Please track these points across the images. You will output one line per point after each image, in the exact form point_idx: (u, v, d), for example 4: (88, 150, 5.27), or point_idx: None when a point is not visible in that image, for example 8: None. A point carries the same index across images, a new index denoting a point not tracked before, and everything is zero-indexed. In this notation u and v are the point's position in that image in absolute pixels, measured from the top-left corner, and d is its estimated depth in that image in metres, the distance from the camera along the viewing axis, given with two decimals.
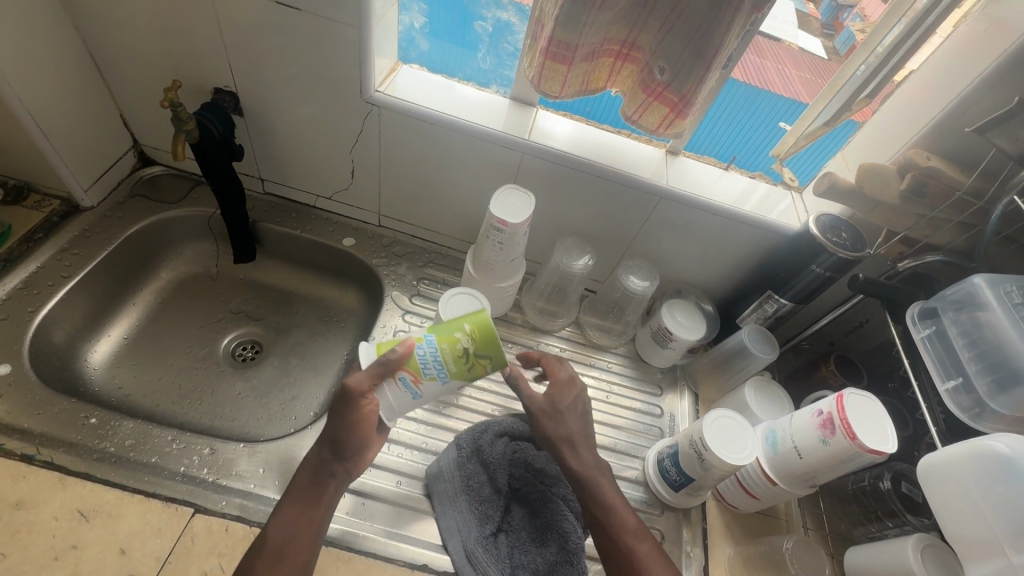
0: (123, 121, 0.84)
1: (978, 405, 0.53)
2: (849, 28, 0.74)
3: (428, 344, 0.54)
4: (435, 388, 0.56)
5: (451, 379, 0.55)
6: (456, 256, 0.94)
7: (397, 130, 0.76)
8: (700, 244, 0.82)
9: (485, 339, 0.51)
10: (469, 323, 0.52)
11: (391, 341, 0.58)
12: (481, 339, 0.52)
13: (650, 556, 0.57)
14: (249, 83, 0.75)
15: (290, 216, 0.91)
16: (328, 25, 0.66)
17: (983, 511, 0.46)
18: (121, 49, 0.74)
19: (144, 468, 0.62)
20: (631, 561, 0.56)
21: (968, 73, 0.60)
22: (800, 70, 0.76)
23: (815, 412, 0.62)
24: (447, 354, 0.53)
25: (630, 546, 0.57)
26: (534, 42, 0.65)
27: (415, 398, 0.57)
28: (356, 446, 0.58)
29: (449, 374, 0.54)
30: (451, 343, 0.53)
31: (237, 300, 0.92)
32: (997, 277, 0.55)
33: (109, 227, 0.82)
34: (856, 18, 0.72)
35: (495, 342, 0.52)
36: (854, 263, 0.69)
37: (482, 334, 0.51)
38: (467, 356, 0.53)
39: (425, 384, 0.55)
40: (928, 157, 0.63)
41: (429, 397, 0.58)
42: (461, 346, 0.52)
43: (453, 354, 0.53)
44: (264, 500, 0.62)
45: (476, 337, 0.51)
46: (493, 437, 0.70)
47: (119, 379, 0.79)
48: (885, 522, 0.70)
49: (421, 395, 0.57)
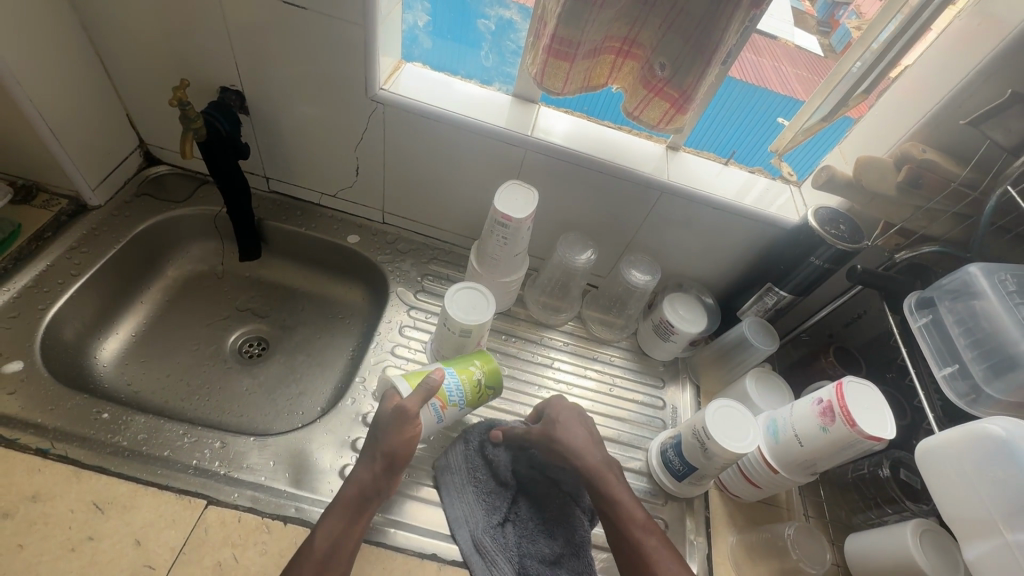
0: (130, 121, 0.85)
1: (974, 391, 0.55)
2: (846, 25, 0.76)
3: (450, 376, 0.68)
4: (452, 415, 0.68)
5: (464, 405, 0.69)
6: (459, 252, 0.95)
7: (401, 128, 0.77)
8: (701, 238, 0.83)
9: (492, 371, 0.71)
10: (479, 361, 0.71)
11: (413, 376, 0.67)
12: (489, 371, 0.71)
13: (659, 550, 0.58)
14: (255, 82, 0.76)
15: (295, 213, 0.93)
16: (333, 24, 0.67)
17: (981, 492, 0.48)
18: (129, 49, 0.75)
19: (156, 462, 0.63)
20: (640, 554, 0.58)
21: (963, 67, 0.62)
22: (796, 69, 0.76)
23: (815, 400, 0.64)
24: (467, 383, 0.68)
25: (639, 539, 0.59)
26: (537, 40, 0.66)
27: (436, 424, 0.67)
28: (385, 446, 0.60)
29: (467, 399, 0.69)
30: (469, 374, 0.69)
31: (243, 298, 0.93)
32: (992, 266, 0.56)
33: (116, 226, 0.83)
34: (851, 17, 0.75)
35: (499, 376, 0.71)
36: (852, 255, 0.70)
37: (491, 369, 0.71)
38: (480, 385, 0.70)
39: (447, 410, 0.67)
40: (924, 150, 0.65)
41: (440, 424, 0.68)
42: (476, 377, 0.69)
43: (470, 383, 0.69)
44: (275, 492, 0.64)
45: (488, 369, 0.70)
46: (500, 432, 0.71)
47: (128, 376, 0.79)
48: (884, 509, 0.71)
49: (440, 421, 0.67)
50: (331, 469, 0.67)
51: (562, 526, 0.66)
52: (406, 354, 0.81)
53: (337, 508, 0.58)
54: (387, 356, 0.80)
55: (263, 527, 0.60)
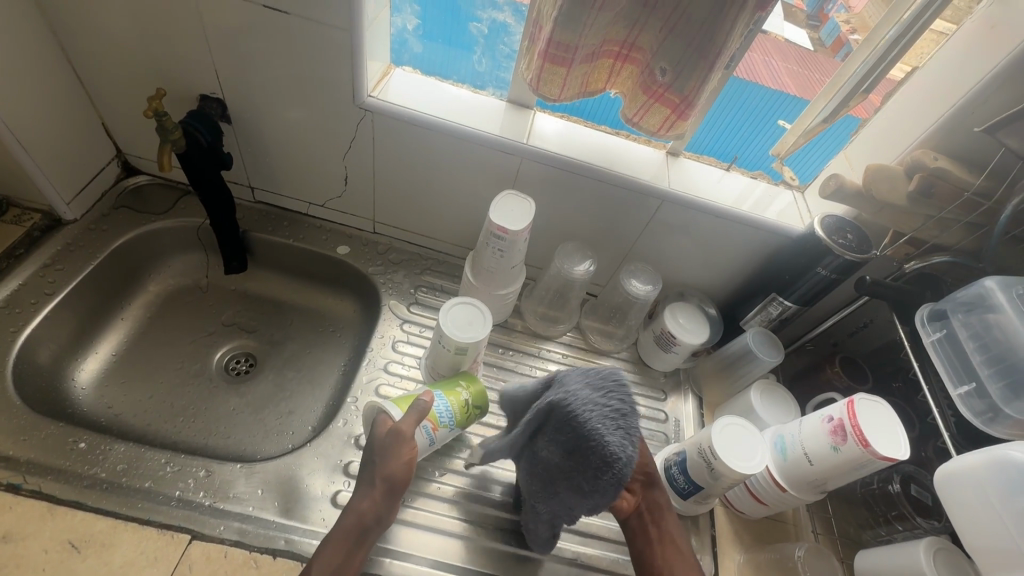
0: (106, 130, 0.81)
1: (991, 409, 0.53)
2: (833, 19, 0.71)
3: (438, 398, 0.66)
4: (442, 437, 0.66)
5: (454, 427, 0.67)
6: (454, 261, 0.92)
7: (391, 136, 0.74)
8: (702, 247, 0.80)
9: (479, 392, 0.69)
10: (466, 382, 0.69)
11: (401, 399, 0.66)
12: (476, 392, 0.69)
13: None
14: (237, 89, 0.72)
15: (282, 224, 0.89)
16: (319, 29, 0.64)
17: (1004, 519, 0.46)
18: (100, 55, 0.71)
19: (136, 494, 0.60)
20: None
21: (975, 72, 0.60)
22: (787, 64, 0.73)
23: (826, 418, 0.62)
24: (455, 405, 0.66)
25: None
26: (532, 44, 0.63)
27: (427, 446, 0.65)
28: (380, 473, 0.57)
29: (456, 421, 0.67)
30: (456, 395, 0.67)
31: (229, 313, 0.90)
32: (1009, 279, 0.55)
33: (93, 241, 0.79)
34: (840, 10, 0.70)
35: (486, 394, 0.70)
36: (860, 265, 0.68)
37: (478, 389, 0.69)
38: (468, 406, 0.68)
39: (438, 432, 0.65)
40: (936, 157, 0.63)
41: (431, 446, 0.66)
42: (464, 398, 0.67)
43: (458, 405, 0.67)
44: (263, 523, 0.61)
45: (475, 389, 0.69)
46: (609, 419, 0.53)
47: (108, 398, 0.76)
48: (895, 525, 0.70)
49: (430, 445, 0.65)
50: (323, 496, 0.64)
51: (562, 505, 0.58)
52: (399, 371, 0.78)
53: (334, 538, 0.55)
54: (380, 374, 0.77)
55: (251, 562, 0.57)
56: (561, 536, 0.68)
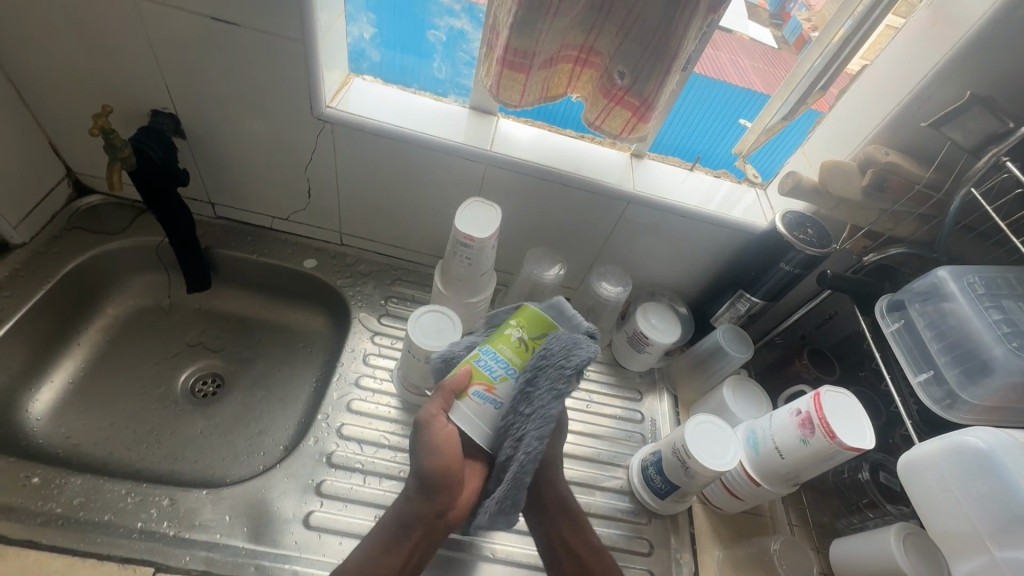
0: (54, 150, 0.78)
1: (950, 396, 0.54)
2: (795, 18, 0.72)
3: (486, 353, 0.58)
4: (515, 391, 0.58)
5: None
6: (424, 270, 0.91)
7: (352, 147, 0.73)
8: (671, 246, 0.81)
9: (532, 322, 0.59)
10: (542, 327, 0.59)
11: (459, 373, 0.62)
12: (528, 324, 0.59)
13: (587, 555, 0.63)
14: (192, 105, 0.71)
15: (246, 239, 0.87)
16: (272, 41, 0.63)
17: (964, 506, 0.48)
18: (42, 73, 0.68)
19: (96, 528, 0.58)
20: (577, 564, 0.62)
21: (919, 69, 0.62)
22: (752, 61, 0.74)
23: (794, 411, 0.63)
24: (507, 350, 0.58)
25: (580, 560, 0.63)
26: (490, 51, 0.63)
27: (496, 412, 0.57)
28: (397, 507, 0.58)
29: (516, 366, 0.57)
30: (506, 340, 0.58)
31: (194, 333, 0.87)
32: (961, 269, 0.57)
33: (43, 265, 0.76)
34: (802, 9, 0.71)
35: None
36: (820, 259, 0.70)
37: (528, 320, 0.59)
38: (525, 343, 0.58)
39: (500, 389, 0.57)
40: (886, 152, 0.65)
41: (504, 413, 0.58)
42: (515, 337, 0.58)
43: (511, 348, 0.58)
44: (231, 551, 0.59)
45: (525, 322, 0.59)
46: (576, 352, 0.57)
47: (66, 428, 0.73)
48: (866, 513, 0.72)
49: (499, 409, 0.57)
50: (294, 517, 0.63)
51: (505, 445, 0.57)
52: (371, 385, 0.76)
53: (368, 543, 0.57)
54: (352, 390, 0.76)
55: None
56: (518, 540, 0.67)
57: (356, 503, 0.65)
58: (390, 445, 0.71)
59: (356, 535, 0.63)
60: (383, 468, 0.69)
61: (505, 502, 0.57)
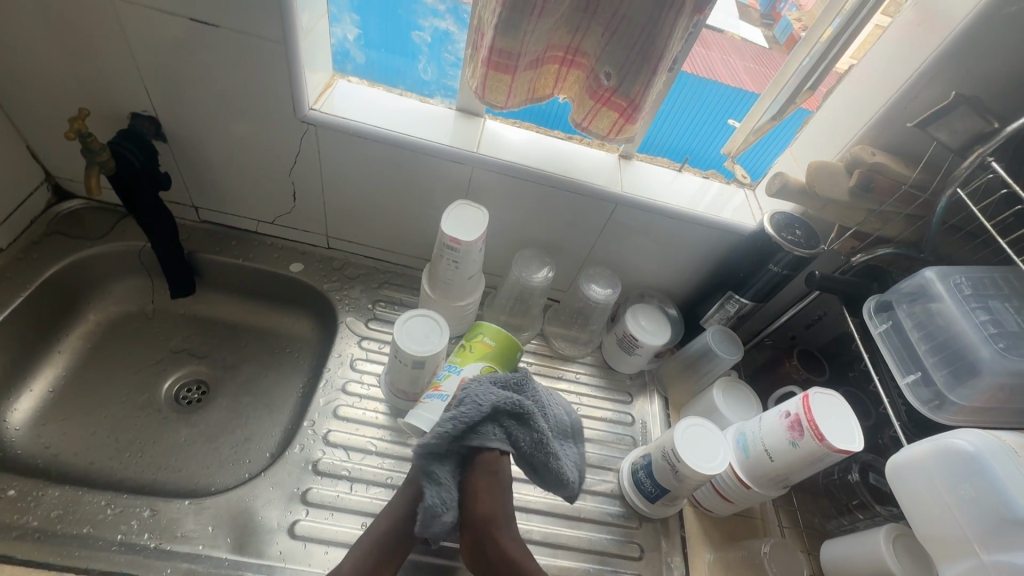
0: (32, 154, 0.76)
1: (938, 397, 0.54)
2: (786, 18, 0.72)
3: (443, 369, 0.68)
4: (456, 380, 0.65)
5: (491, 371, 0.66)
6: (412, 273, 0.90)
7: (337, 149, 0.72)
8: (660, 248, 0.80)
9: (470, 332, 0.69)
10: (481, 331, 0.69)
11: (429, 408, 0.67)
12: (468, 335, 0.69)
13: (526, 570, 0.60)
14: (172, 108, 0.69)
15: (230, 244, 0.86)
16: (253, 42, 0.61)
17: (952, 508, 0.47)
18: (17, 75, 0.67)
19: (74, 541, 0.56)
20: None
21: (904, 69, 0.62)
22: (744, 61, 0.73)
23: (783, 413, 0.62)
24: (455, 357, 0.68)
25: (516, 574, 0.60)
26: (475, 51, 0.62)
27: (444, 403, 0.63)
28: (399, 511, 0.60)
29: (460, 364, 0.66)
30: (455, 353, 0.69)
31: (178, 338, 0.86)
32: (948, 270, 0.56)
33: (21, 271, 0.74)
34: (792, 8, 0.71)
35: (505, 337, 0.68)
36: (808, 260, 0.70)
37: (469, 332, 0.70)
38: (467, 346, 0.68)
39: (445, 383, 0.65)
40: (874, 152, 0.65)
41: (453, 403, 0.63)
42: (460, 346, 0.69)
43: (458, 354, 0.68)
44: (214, 563, 0.58)
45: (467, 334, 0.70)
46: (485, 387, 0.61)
47: (46, 438, 0.71)
48: (856, 515, 0.72)
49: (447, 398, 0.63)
50: (279, 527, 0.62)
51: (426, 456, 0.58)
52: (359, 390, 0.75)
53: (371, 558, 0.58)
54: (339, 395, 0.75)
55: None
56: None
57: (342, 512, 0.64)
58: (378, 451, 0.70)
59: (343, 545, 0.62)
60: (371, 476, 0.68)
61: (433, 510, 0.58)
